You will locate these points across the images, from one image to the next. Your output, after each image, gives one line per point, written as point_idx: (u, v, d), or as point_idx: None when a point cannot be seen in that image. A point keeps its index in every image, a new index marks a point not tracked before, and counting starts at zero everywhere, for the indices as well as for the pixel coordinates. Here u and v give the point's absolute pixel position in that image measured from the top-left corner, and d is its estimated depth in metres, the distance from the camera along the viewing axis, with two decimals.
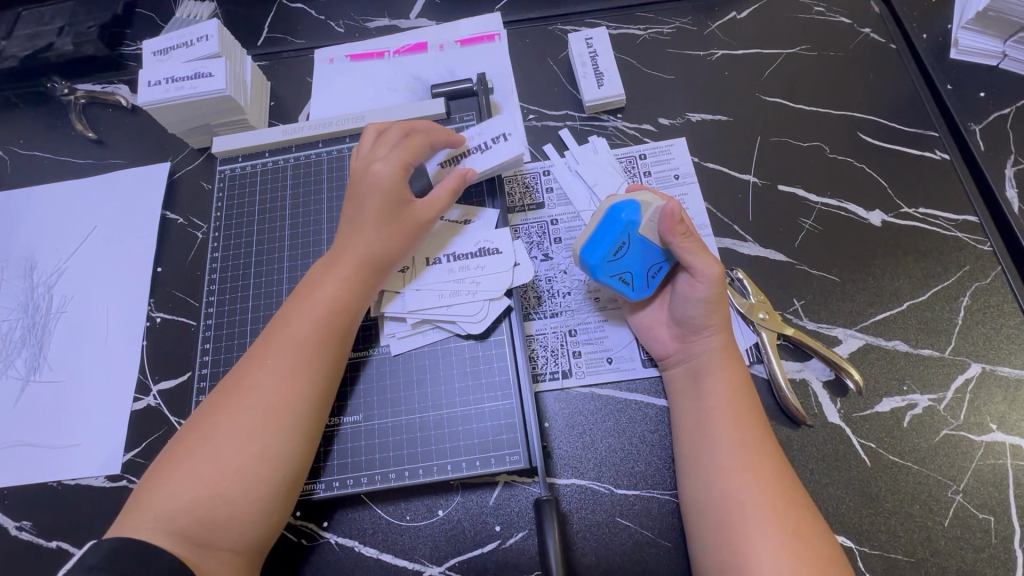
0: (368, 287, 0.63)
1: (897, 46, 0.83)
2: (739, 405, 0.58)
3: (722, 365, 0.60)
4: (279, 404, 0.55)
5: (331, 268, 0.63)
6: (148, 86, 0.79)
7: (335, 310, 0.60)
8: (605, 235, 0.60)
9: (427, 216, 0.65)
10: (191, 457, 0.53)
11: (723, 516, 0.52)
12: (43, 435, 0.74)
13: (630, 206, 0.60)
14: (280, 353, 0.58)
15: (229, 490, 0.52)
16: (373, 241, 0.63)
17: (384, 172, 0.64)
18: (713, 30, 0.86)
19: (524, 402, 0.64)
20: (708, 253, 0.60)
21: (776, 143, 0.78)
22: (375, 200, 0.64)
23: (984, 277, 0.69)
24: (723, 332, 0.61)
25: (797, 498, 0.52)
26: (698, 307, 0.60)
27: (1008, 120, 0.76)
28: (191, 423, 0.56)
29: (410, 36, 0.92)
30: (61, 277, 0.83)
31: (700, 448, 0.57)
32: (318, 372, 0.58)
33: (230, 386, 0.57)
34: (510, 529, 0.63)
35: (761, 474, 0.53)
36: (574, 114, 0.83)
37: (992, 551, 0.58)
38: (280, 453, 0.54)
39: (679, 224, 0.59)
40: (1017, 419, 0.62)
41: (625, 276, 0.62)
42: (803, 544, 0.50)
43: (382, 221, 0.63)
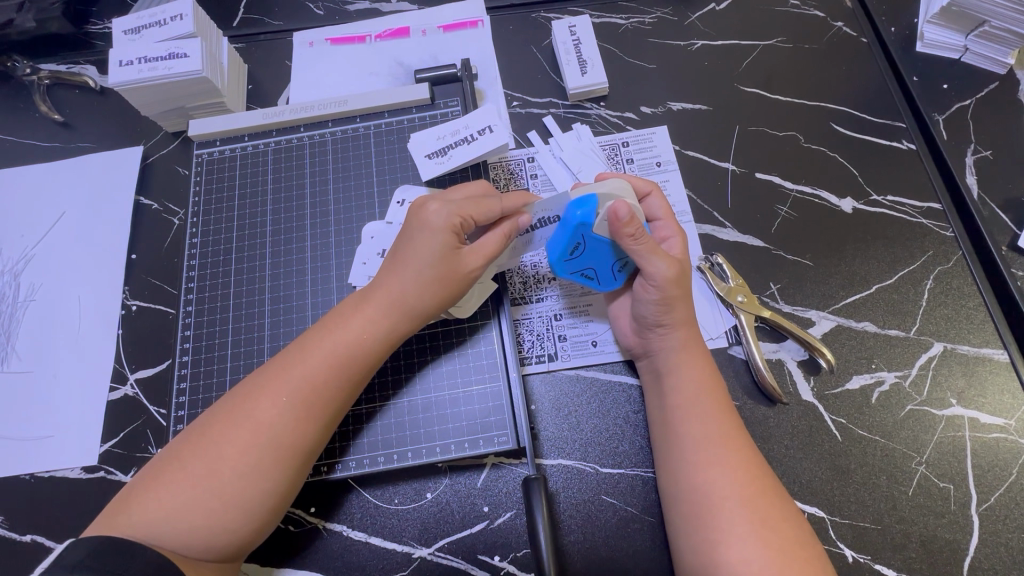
0: (396, 329, 0.60)
1: (868, 39, 0.86)
2: (708, 396, 0.59)
3: (682, 360, 0.61)
4: (285, 445, 0.54)
5: (361, 302, 0.60)
6: (119, 65, 0.76)
7: (354, 350, 0.58)
8: (563, 237, 0.61)
9: (473, 268, 0.60)
10: (195, 481, 0.52)
11: (699, 505, 0.54)
12: (13, 427, 0.71)
13: (583, 207, 0.59)
14: (296, 387, 0.55)
15: (227, 517, 0.51)
16: (410, 282, 0.59)
17: (441, 217, 0.59)
18: (693, 20, 0.88)
19: (511, 383, 0.65)
20: (659, 255, 0.59)
21: (754, 133, 0.80)
22: (422, 244, 0.59)
23: (946, 260, 0.73)
24: (683, 328, 0.62)
25: (764, 486, 0.55)
26: (652, 307, 0.61)
27: (969, 111, 0.79)
28: (194, 434, 0.55)
29: (391, 20, 0.92)
30: (28, 264, 0.80)
31: (671, 441, 0.59)
32: (329, 415, 0.57)
33: (238, 411, 0.55)
34: (499, 509, 0.64)
35: (732, 465, 0.55)
36: (558, 101, 0.84)
37: (952, 516, 0.61)
38: (283, 489, 0.54)
39: (627, 226, 0.57)
40: (975, 394, 0.66)
41: (589, 272, 0.64)
42: (771, 530, 0.52)
43: (423, 268, 0.59)
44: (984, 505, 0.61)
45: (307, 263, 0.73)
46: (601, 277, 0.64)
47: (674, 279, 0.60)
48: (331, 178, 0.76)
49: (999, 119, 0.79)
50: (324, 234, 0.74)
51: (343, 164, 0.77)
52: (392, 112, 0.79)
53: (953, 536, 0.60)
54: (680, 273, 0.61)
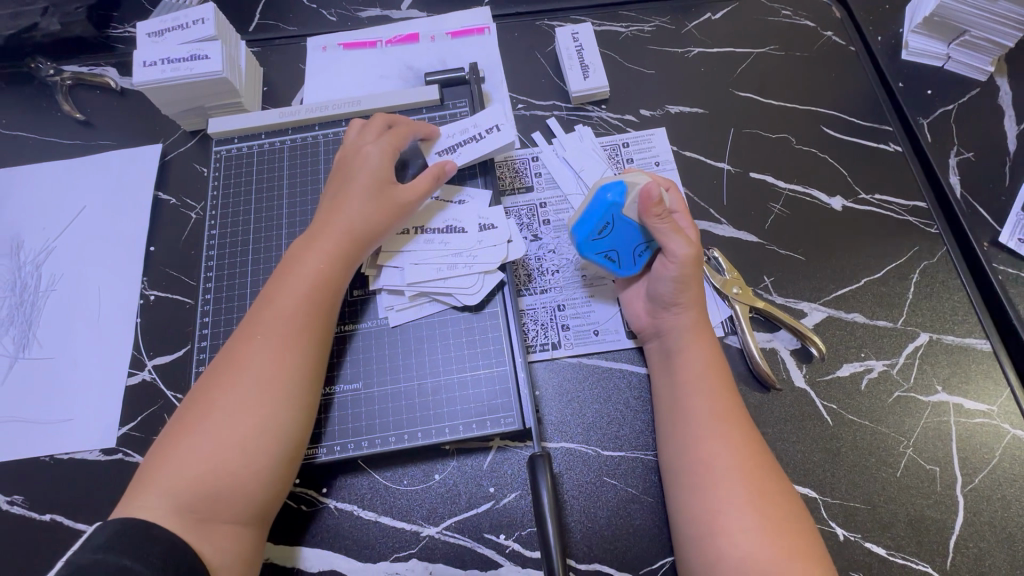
0: (351, 257, 0.65)
1: (856, 47, 0.90)
2: (714, 375, 0.62)
3: (693, 340, 0.64)
4: (272, 381, 0.58)
5: (315, 241, 0.65)
6: (142, 66, 0.80)
7: (318, 286, 0.63)
8: (591, 217, 0.65)
9: (408, 198, 0.68)
10: (196, 435, 0.55)
11: (700, 477, 0.57)
12: (33, 411, 0.73)
13: (616, 188, 0.64)
14: (268, 328, 0.60)
15: (231, 461, 0.54)
16: (360, 212, 0.66)
17: (377, 153, 0.69)
18: (690, 29, 0.92)
19: (517, 368, 0.68)
20: (680, 235, 0.63)
21: (748, 135, 0.84)
22: (364, 176, 0.68)
23: (931, 256, 0.76)
24: (693, 310, 0.65)
25: (762, 462, 0.58)
26: (667, 285, 0.64)
27: (952, 115, 0.84)
28: (190, 403, 0.58)
29: (401, 27, 0.96)
30: (50, 255, 0.83)
31: (677, 417, 0.62)
32: (308, 346, 0.60)
33: (222, 366, 0.59)
34: (504, 490, 0.66)
35: (733, 440, 0.58)
36: (561, 104, 0.88)
37: (938, 496, 0.64)
38: (278, 425, 0.57)
39: (654, 207, 0.62)
40: (960, 381, 0.69)
41: (612, 255, 0.67)
42: (768, 501, 0.55)
43: (367, 198, 0.67)
44: (968, 486, 0.64)
45: None
46: (623, 261, 0.68)
47: (692, 258, 0.63)
48: None
49: (979, 124, 0.83)
50: None
51: None
52: (402, 112, 0.83)
53: (940, 515, 0.63)
54: (698, 255, 0.64)
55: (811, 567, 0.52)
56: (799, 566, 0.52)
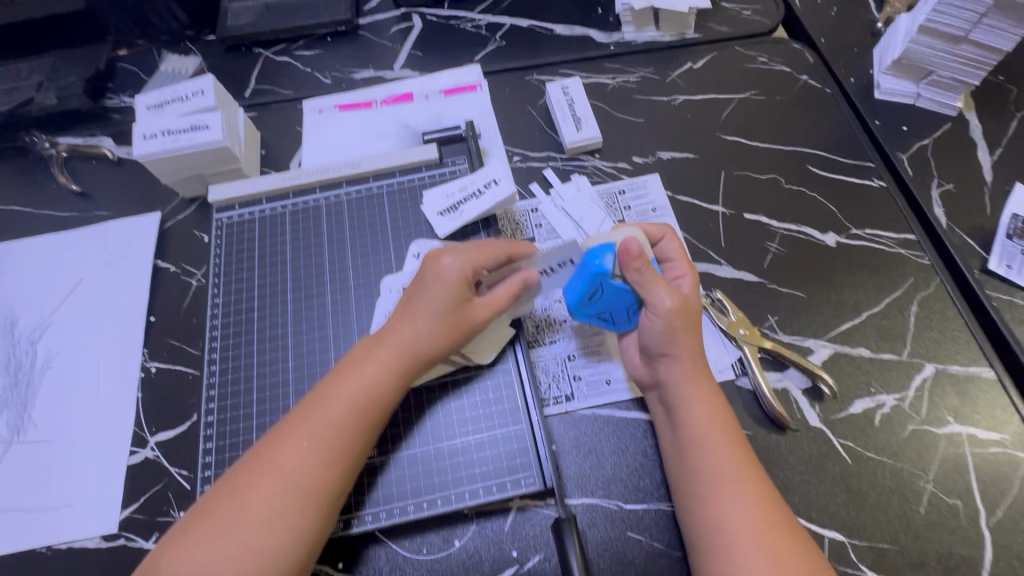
0: (409, 370, 0.62)
1: (832, 89, 0.95)
2: (723, 430, 0.62)
3: (689, 391, 0.64)
4: (313, 496, 0.56)
5: (376, 345, 0.63)
6: (143, 138, 0.81)
7: (371, 394, 0.60)
8: (578, 286, 0.65)
9: (481, 319, 0.64)
10: (223, 536, 0.53)
11: (718, 540, 0.57)
12: (28, 498, 0.70)
13: (599, 254, 0.64)
14: (315, 433, 0.58)
15: (255, 572, 0.53)
16: (424, 333, 0.62)
17: (451, 262, 0.64)
18: (674, 78, 0.97)
19: (534, 425, 0.67)
20: (663, 290, 0.63)
21: (739, 177, 0.87)
22: (438, 291, 0.62)
23: (927, 286, 0.78)
24: (687, 360, 0.64)
25: (781, 521, 0.57)
26: (655, 338, 0.65)
27: (929, 149, 0.88)
28: (219, 492, 0.57)
29: (395, 88, 0.99)
30: (46, 330, 0.81)
31: (689, 476, 0.61)
32: (352, 460, 0.58)
33: (262, 463, 0.57)
34: (528, 553, 0.64)
35: (749, 499, 0.58)
36: (555, 155, 0.91)
37: (964, 531, 0.64)
38: (310, 538, 0.55)
39: (635, 259, 0.63)
40: (969, 411, 0.70)
41: (604, 314, 0.68)
42: (788, 566, 0.55)
43: (434, 318, 0.62)
44: (992, 519, 0.64)
45: (329, 317, 0.75)
46: (616, 318, 0.69)
47: (677, 310, 0.63)
48: (349, 236, 0.80)
49: (955, 156, 0.87)
50: (343, 288, 0.77)
51: (359, 222, 0.81)
52: (402, 171, 0.84)
53: (969, 551, 0.63)
54: (685, 307, 0.64)
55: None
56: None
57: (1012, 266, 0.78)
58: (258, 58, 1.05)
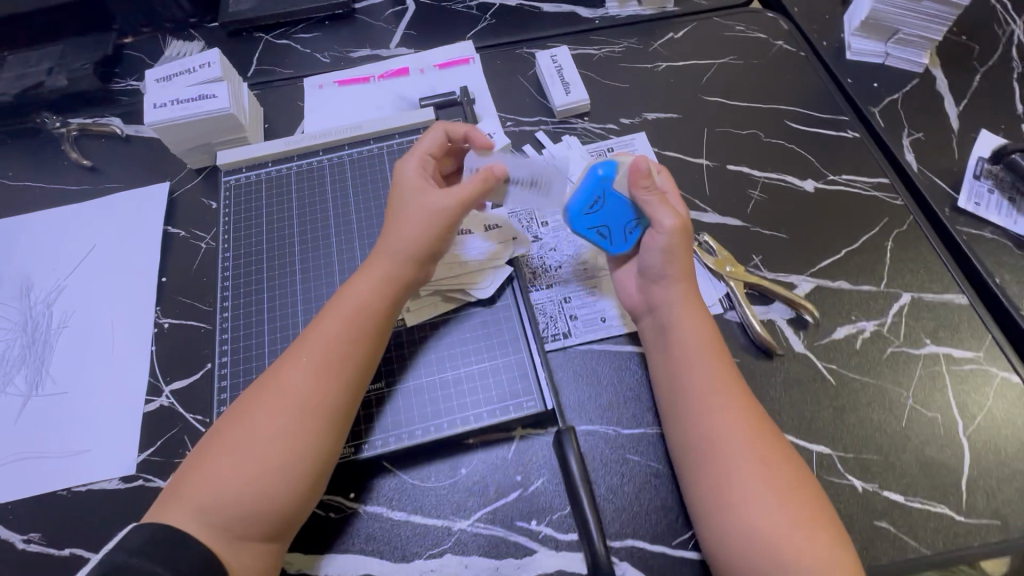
0: (395, 287, 0.66)
1: (806, 52, 1.00)
2: (709, 352, 0.65)
3: (682, 313, 0.67)
4: (314, 406, 0.59)
5: (364, 272, 0.67)
6: (153, 107, 0.84)
7: (362, 313, 0.64)
8: (583, 192, 0.70)
9: (439, 202, 0.66)
10: (233, 450, 0.57)
11: (705, 453, 0.60)
12: (50, 446, 0.73)
13: (606, 165, 0.70)
14: (313, 353, 0.61)
15: (265, 481, 0.56)
16: (393, 233, 0.67)
17: (411, 170, 0.70)
18: (656, 47, 1.02)
19: (533, 354, 0.71)
20: (667, 206, 0.68)
21: (721, 133, 0.92)
22: (401, 194, 0.69)
23: (903, 224, 0.83)
24: (683, 282, 0.68)
25: (765, 432, 0.61)
26: (656, 257, 0.68)
27: (899, 103, 0.93)
28: (229, 416, 0.60)
29: (392, 63, 1.04)
30: (61, 293, 0.84)
31: (678, 396, 0.64)
32: (349, 375, 0.61)
33: (266, 384, 0.61)
34: (531, 476, 0.67)
35: (733, 413, 0.61)
36: (546, 118, 0.95)
37: (944, 441, 0.67)
38: (314, 449, 0.58)
39: (643, 179, 0.68)
40: (945, 334, 0.74)
41: (603, 231, 0.72)
42: (772, 471, 0.58)
43: (399, 216, 0.68)
44: (970, 429, 0.68)
45: (335, 268, 0.79)
46: (614, 237, 0.72)
47: (679, 229, 0.67)
48: (352, 193, 0.84)
49: (923, 108, 0.92)
50: (348, 241, 0.80)
51: (361, 181, 0.85)
52: (401, 133, 0.88)
53: (949, 459, 0.66)
54: (684, 227, 0.68)
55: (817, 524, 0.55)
56: (806, 524, 0.55)
57: (980, 203, 0.83)
58: (259, 41, 1.10)
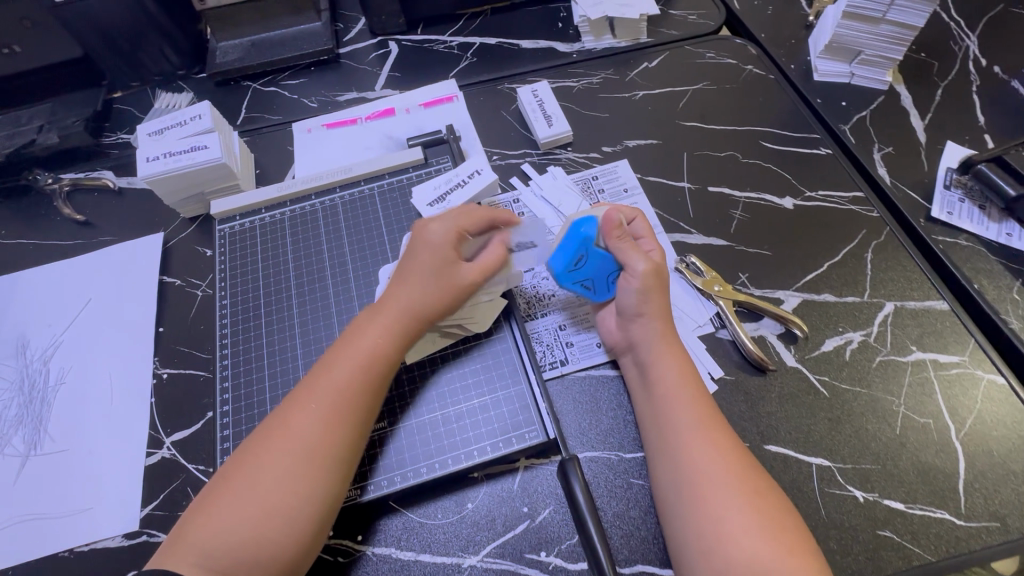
0: (407, 336, 0.68)
1: (775, 75, 1.05)
2: (689, 385, 0.67)
3: (663, 349, 0.69)
4: (322, 455, 0.60)
5: (375, 316, 0.69)
6: (146, 161, 0.86)
7: (372, 357, 0.65)
8: (564, 252, 0.72)
9: (471, 277, 0.71)
10: (240, 497, 0.57)
11: (696, 487, 0.60)
12: (51, 505, 0.72)
13: (581, 222, 0.74)
14: (322, 397, 0.62)
15: (271, 528, 0.56)
16: (421, 294, 0.69)
17: (440, 233, 0.71)
18: (632, 77, 1.06)
19: (532, 385, 0.72)
20: (638, 252, 0.71)
21: (700, 156, 0.95)
22: (429, 256, 0.70)
23: (880, 235, 0.86)
24: (659, 320, 0.71)
25: (749, 462, 0.63)
26: (631, 297, 0.71)
27: (867, 119, 0.97)
28: (233, 462, 0.61)
29: (378, 104, 1.07)
30: (57, 350, 0.84)
31: (666, 431, 0.65)
32: (357, 419, 0.62)
33: (273, 428, 0.61)
34: (538, 507, 0.67)
35: (719, 445, 0.63)
36: (531, 151, 0.98)
37: (938, 446, 0.69)
38: (321, 495, 0.59)
39: (615, 229, 0.72)
40: (930, 340, 0.76)
41: (587, 284, 0.74)
42: (762, 500, 0.59)
43: (428, 279, 0.69)
44: (962, 432, 0.70)
45: (332, 309, 0.80)
46: (597, 286, 0.75)
47: (652, 271, 0.71)
48: (345, 235, 0.85)
49: (890, 123, 0.97)
50: (344, 281, 0.82)
51: (354, 222, 0.86)
52: (391, 173, 0.90)
53: (944, 463, 0.68)
54: (658, 270, 0.71)
55: (807, 557, 0.56)
56: (799, 560, 0.56)
57: (952, 212, 0.86)
58: (247, 89, 1.12)
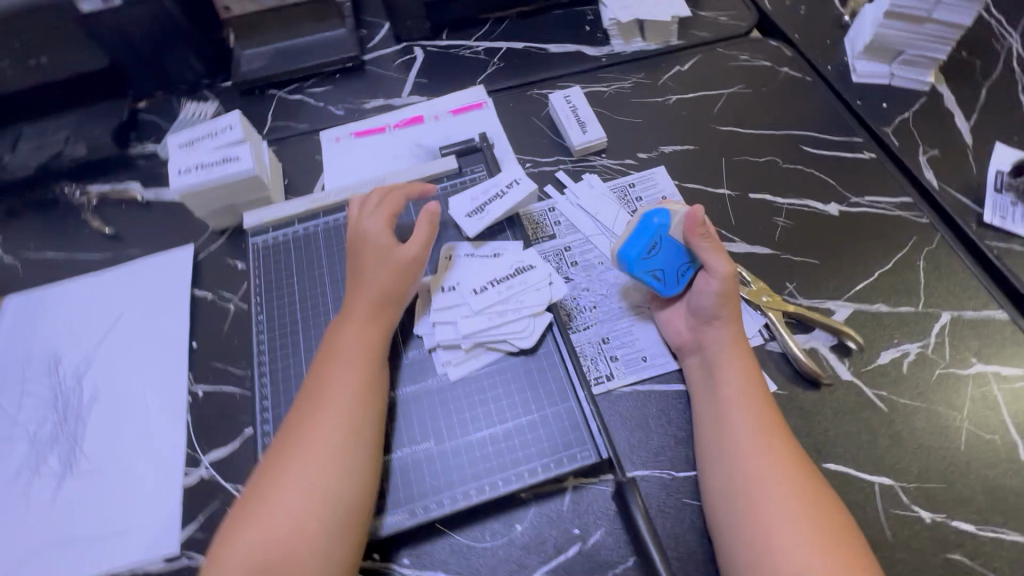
0: (384, 323, 0.70)
1: (812, 77, 1.02)
2: (751, 393, 0.66)
3: (731, 354, 0.69)
4: (335, 462, 0.60)
5: (352, 312, 0.71)
6: (178, 174, 0.84)
7: (358, 350, 0.68)
8: (637, 237, 0.73)
9: (411, 251, 0.73)
10: (260, 509, 0.59)
11: (749, 496, 0.59)
12: (88, 527, 0.71)
13: (661, 214, 0.74)
14: (318, 397, 0.64)
15: (293, 536, 0.57)
16: (379, 278, 0.71)
17: (373, 224, 0.75)
18: (665, 80, 1.04)
19: (581, 401, 0.70)
20: (720, 253, 0.71)
21: (739, 162, 0.93)
22: (369, 245, 0.73)
23: (931, 242, 0.83)
24: (733, 324, 0.70)
25: (810, 473, 0.61)
26: (710, 299, 0.70)
27: (911, 121, 0.95)
28: (252, 478, 0.62)
29: (406, 112, 1.05)
30: (90, 366, 0.83)
31: (723, 437, 0.64)
32: (353, 411, 0.64)
33: (282, 439, 0.63)
34: (589, 529, 0.65)
35: (778, 454, 0.61)
36: (564, 158, 0.96)
37: (1005, 463, 0.66)
38: (334, 492, 0.59)
39: (699, 226, 0.71)
40: (991, 351, 0.73)
41: (656, 274, 0.73)
42: (820, 516, 0.58)
43: (378, 265, 0.72)
44: None
45: None
46: (667, 280, 0.74)
47: (732, 277, 0.70)
48: None
49: (935, 125, 0.94)
50: None
51: None
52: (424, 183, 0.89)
53: (1013, 481, 0.65)
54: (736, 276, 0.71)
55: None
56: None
57: (1005, 217, 0.83)
58: (272, 98, 1.11)
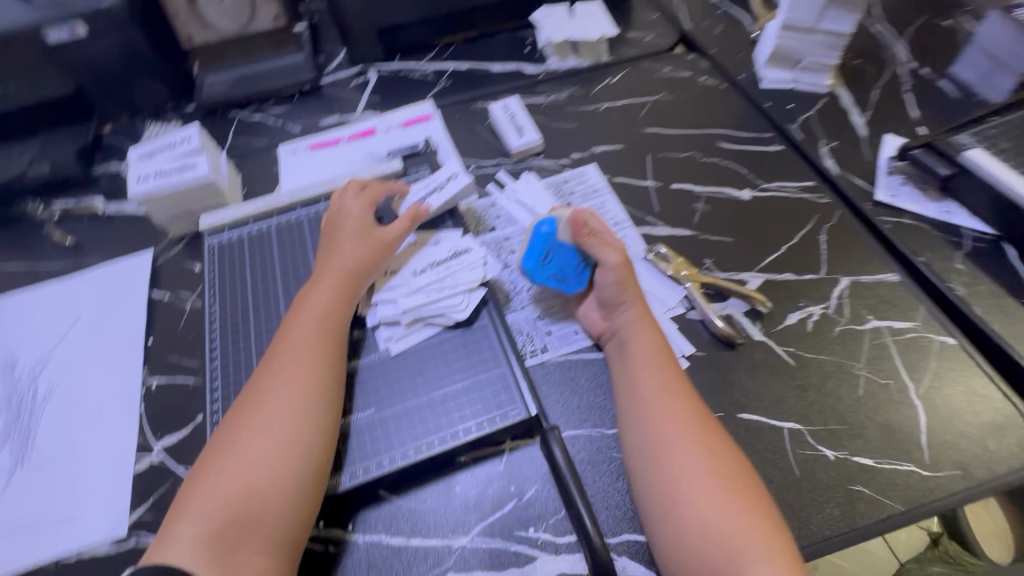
0: (352, 293, 0.76)
1: (726, 84, 1.14)
2: (659, 357, 0.72)
3: (640, 329, 0.74)
4: (302, 418, 0.65)
5: (321, 283, 0.76)
6: (137, 182, 0.90)
7: (325, 317, 0.73)
8: (533, 248, 0.80)
9: (389, 232, 0.80)
10: (228, 459, 0.63)
11: (654, 449, 0.65)
12: (38, 517, 0.72)
13: (548, 222, 0.80)
14: (285, 360, 0.69)
15: (259, 483, 0.61)
16: (353, 253, 0.78)
17: (356, 206, 0.83)
18: (596, 91, 1.14)
19: (514, 367, 0.75)
20: (609, 245, 0.77)
21: (662, 157, 1.02)
22: (348, 224, 0.80)
23: (832, 219, 0.92)
24: (638, 305, 0.76)
25: (710, 424, 0.66)
26: (609, 289, 0.75)
27: (812, 118, 1.06)
28: (218, 435, 0.66)
29: (359, 125, 1.13)
30: (45, 366, 0.86)
31: (634, 400, 0.69)
32: (319, 373, 0.68)
33: (249, 397, 0.67)
34: (525, 485, 0.69)
35: (680, 410, 0.67)
36: (505, 160, 1.04)
37: (899, 404, 0.73)
38: (299, 446, 0.63)
39: (583, 228, 0.77)
40: (885, 309, 0.81)
41: (559, 277, 0.80)
42: (718, 460, 0.63)
43: (354, 242, 0.79)
44: (920, 391, 0.74)
45: None
46: (569, 279, 0.79)
47: (623, 263, 0.76)
48: None
49: (833, 120, 1.05)
50: None
51: None
52: None
53: (906, 420, 0.72)
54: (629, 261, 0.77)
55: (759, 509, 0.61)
56: (745, 511, 0.60)
57: (895, 195, 0.93)
58: (233, 118, 1.18)
